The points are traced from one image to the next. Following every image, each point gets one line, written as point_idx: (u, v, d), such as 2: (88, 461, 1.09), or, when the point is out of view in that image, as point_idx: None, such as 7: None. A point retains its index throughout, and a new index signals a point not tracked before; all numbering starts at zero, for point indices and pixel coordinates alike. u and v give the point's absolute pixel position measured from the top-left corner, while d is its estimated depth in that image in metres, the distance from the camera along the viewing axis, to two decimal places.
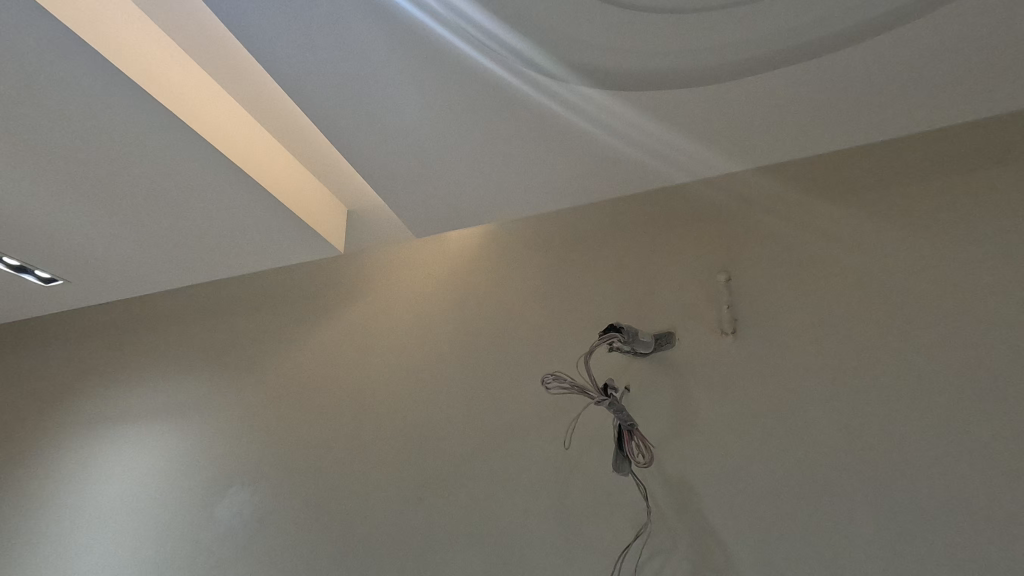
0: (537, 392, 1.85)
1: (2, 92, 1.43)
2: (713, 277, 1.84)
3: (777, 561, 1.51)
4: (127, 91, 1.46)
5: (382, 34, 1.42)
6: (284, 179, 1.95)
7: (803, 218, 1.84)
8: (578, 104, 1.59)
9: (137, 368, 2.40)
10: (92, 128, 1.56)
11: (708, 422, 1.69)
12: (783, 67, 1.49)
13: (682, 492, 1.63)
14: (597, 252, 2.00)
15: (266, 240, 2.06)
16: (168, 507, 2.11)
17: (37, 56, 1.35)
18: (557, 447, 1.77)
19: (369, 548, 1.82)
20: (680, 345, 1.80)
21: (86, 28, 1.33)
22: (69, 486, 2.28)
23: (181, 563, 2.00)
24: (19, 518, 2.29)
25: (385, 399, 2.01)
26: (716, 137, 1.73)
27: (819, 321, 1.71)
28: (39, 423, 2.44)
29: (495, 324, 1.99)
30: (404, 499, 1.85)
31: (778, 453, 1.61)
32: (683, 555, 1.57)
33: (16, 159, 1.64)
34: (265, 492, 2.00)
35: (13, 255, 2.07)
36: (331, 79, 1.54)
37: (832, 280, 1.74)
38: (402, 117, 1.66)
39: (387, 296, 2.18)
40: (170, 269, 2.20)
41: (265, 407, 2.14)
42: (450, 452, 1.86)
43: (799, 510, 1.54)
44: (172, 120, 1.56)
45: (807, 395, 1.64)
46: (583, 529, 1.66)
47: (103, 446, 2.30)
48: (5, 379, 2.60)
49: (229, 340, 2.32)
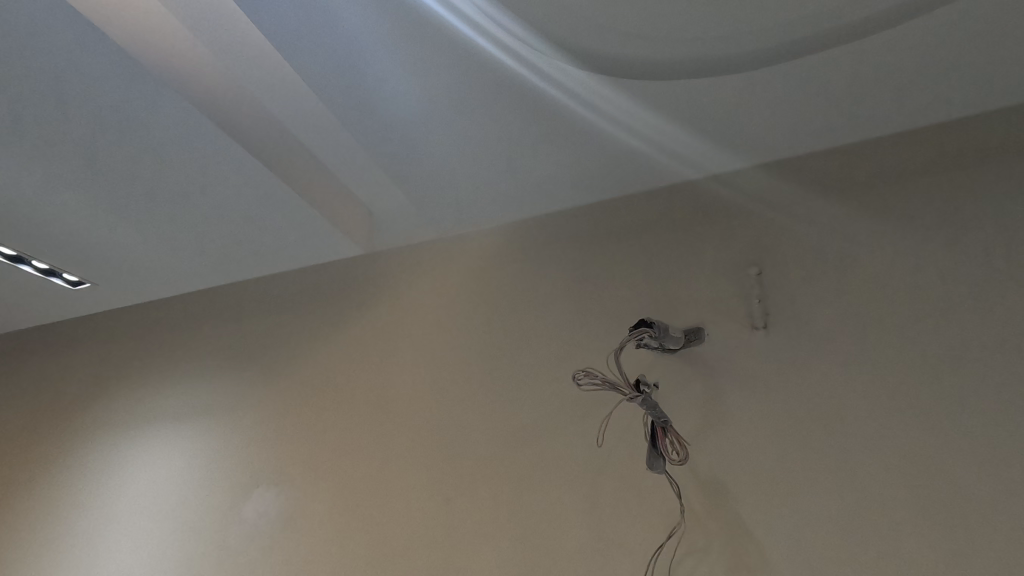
0: (565, 389, 1.83)
1: (33, 94, 1.44)
2: (744, 270, 1.80)
3: (817, 560, 1.46)
4: (153, 89, 1.46)
5: (404, 29, 1.41)
6: (308, 178, 1.95)
7: (837, 208, 1.79)
8: (603, 97, 1.56)
9: (163, 370, 2.42)
10: (119, 129, 1.56)
11: (741, 418, 1.65)
12: (817, 54, 1.45)
13: (716, 491, 1.59)
14: (622, 246, 1.97)
15: (290, 240, 2.07)
16: (195, 508, 2.12)
17: (64, 57, 1.35)
18: (585, 445, 1.74)
19: (398, 548, 1.81)
20: (711, 340, 1.76)
21: (114, 28, 1.34)
22: (97, 486, 2.30)
23: (209, 564, 2.00)
24: (50, 519, 2.31)
25: (409, 399, 2.00)
26: (745, 127, 1.69)
27: (856, 314, 1.66)
28: (68, 425, 2.47)
29: (520, 321, 1.97)
30: (430, 498, 1.84)
31: (817, 450, 1.56)
32: (718, 556, 1.53)
33: (48, 162, 1.66)
34: (291, 492, 2.00)
35: (42, 259, 2.10)
36: (353, 75, 1.52)
37: (867, 272, 1.69)
38: (425, 114, 1.64)
39: (410, 296, 2.16)
40: (195, 271, 2.21)
41: (291, 407, 2.14)
42: (476, 451, 1.85)
43: (839, 508, 1.49)
44: (196, 119, 1.56)
45: (845, 390, 1.59)
46: (615, 527, 1.63)
47: (131, 448, 2.32)
48: (35, 381, 2.63)
49: (254, 341, 2.32)
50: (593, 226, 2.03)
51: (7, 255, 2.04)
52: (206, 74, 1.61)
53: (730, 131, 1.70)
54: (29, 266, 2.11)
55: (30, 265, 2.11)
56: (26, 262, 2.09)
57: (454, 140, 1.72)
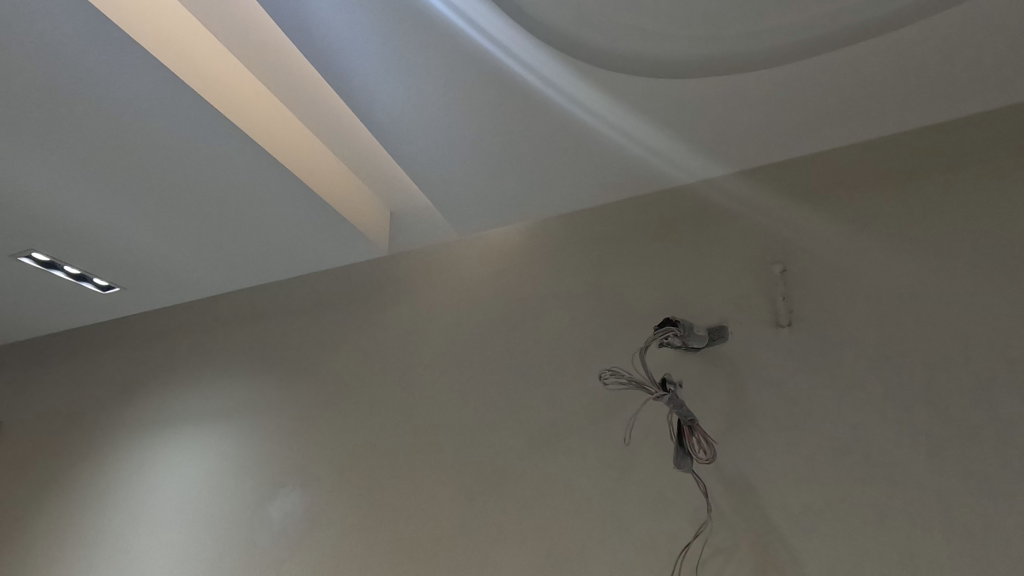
0: (588, 390, 1.83)
1: (69, 105, 1.49)
2: (769, 268, 1.79)
3: (847, 561, 1.45)
4: (182, 96, 1.49)
5: (427, 35, 1.42)
6: (331, 181, 1.98)
7: (862, 204, 1.77)
8: (624, 95, 1.56)
9: (189, 372, 2.46)
10: (148, 136, 1.60)
11: (768, 417, 1.64)
12: (841, 51, 1.44)
13: (743, 491, 1.58)
14: (643, 245, 1.97)
15: (313, 242, 2.10)
16: (223, 509, 2.15)
17: (98, 68, 1.40)
18: (610, 444, 1.74)
19: (423, 548, 1.82)
20: (735, 339, 1.75)
21: (146, 36, 1.37)
22: (127, 487, 2.34)
23: (238, 564, 2.03)
24: (82, 520, 2.36)
25: (431, 400, 2.02)
26: (765, 125, 1.69)
27: (883, 311, 1.64)
28: (98, 427, 2.52)
29: (541, 322, 1.98)
30: (453, 498, 1.85)
31: (846, 449, 1.54)
32: (747, 556, 1.51)
33: (81, 169, 1.71)
34: (317, 493, 2.03)
35: (74, 264, 2.17)
36: (375, 79, 1.54)
37: (894, 269, 1.67)
38: (446, 116, 1.65)
39: (432, 297, 2.18)
40: (221, 275, 2.26)
41: (315, 408, 2.17)
42: (500, 451, 1.86)
43: (869, 509, 1.47)
44: (222, 124, 1.59)
45: (873, 388, 1.57)
46: (640, 527, 1.63)
47: (160, 449, 2.36)
48: (65, 384, 2.69)
49: (278, 343, 2.36)
50: (614, 226, 2.03)
51: (41, 261, 2.14)
52: (233, 81, 1.64)
53: (752, 129, 1.69)
54: (61, 270, 2.20)
55: (63, 269, 2.20)
56: (59, 267, 2.19)
57: (475, 141, 1.74)
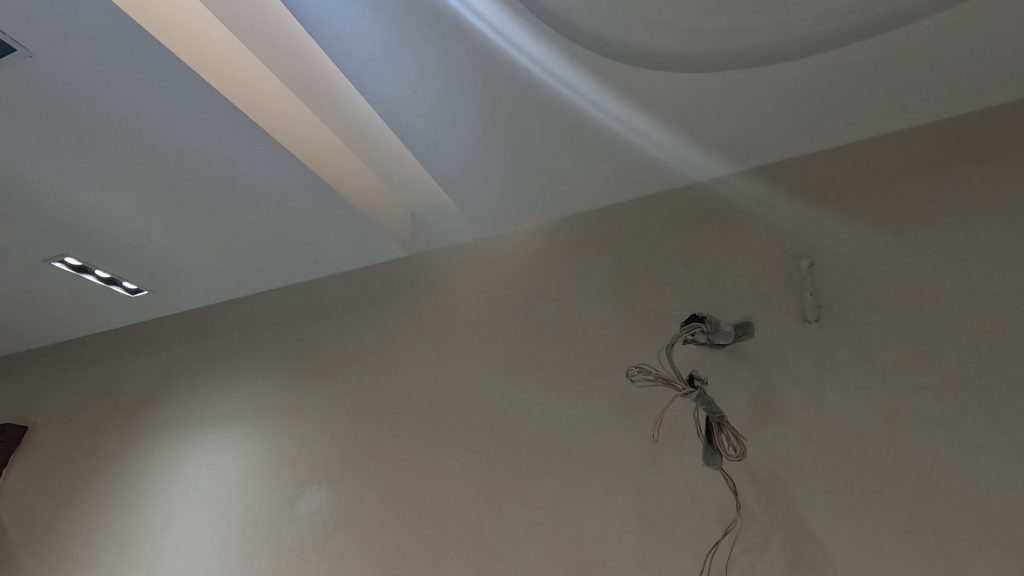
0: (611, 387, 1.83)
1: (102, 110, 1.53)
2: (794, 262, 1.77)
3: (881, 560, 1.42)
4: (211, 101, 1.53)
5: (449, 34, 1.43)
6: (354, 183, 2.01)
7: (889, 195, 1.74)
8: (645, 89, 1.55)
9: (215, 373, 2.50)
10: (178, 140, 1.64)
11: (796, 413, 1.61)
12: (868, 40, 1.42)
13: (772, 488, 1.56)
14: (664, 242, 1.96)
15: (336, 243, 2.12)
16: (251, 508, 2.18)
17: (131, 74, 1.43)
18: (636, 442, 1.73)
19: (448, 546, 1.83)
20: (761, 334, 1.73)
21: (178, 44, 1.41)
22: (157, 487, 2.39)
23: (266, 563, 2.05)
24: (114, 518, 2.40)
25: (454, 399, 2.03)
26: (788, 118, 1.67)
27: (913, 305, 1.60)
28: (127, 428, 2.57)
29: (562, 319, 1.98)
30: (478, 496, 1.86)
31: (877, 445, 1.51)
32: (777, 555, 1.49)
33: (112, 174, 1.75)
34: (343, 492, 2.05)
35: (104, 268, 2.21)
36: (398, 79, 1.56)
37: (924, 261, 1.63)
38: (468, 116, 1.66)
39: (453, 296, 2.19)
40: (245, 277, 2.30)
41: (340, 408, 2.19)
42: (523, 449, 1.86)
43: (903, 507, 1.44)
44: (249, 127, 1.62)
45: (904, 384, 1.54)
46: (667, 525, 1.62)
47: (188, 449, 2.40)
48: (94, 386, 2.75)
49: (301, 342, 2.39)
50: (635, 222, 2.02)
51: (73, 266, 2.19)
52: (259, 84, 1.67)
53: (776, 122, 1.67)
54: (92, 274, 2.25)
55: (93, 273, 2.25)
56: (90, 272, 2.24)
57: (496, 139, 1.74)
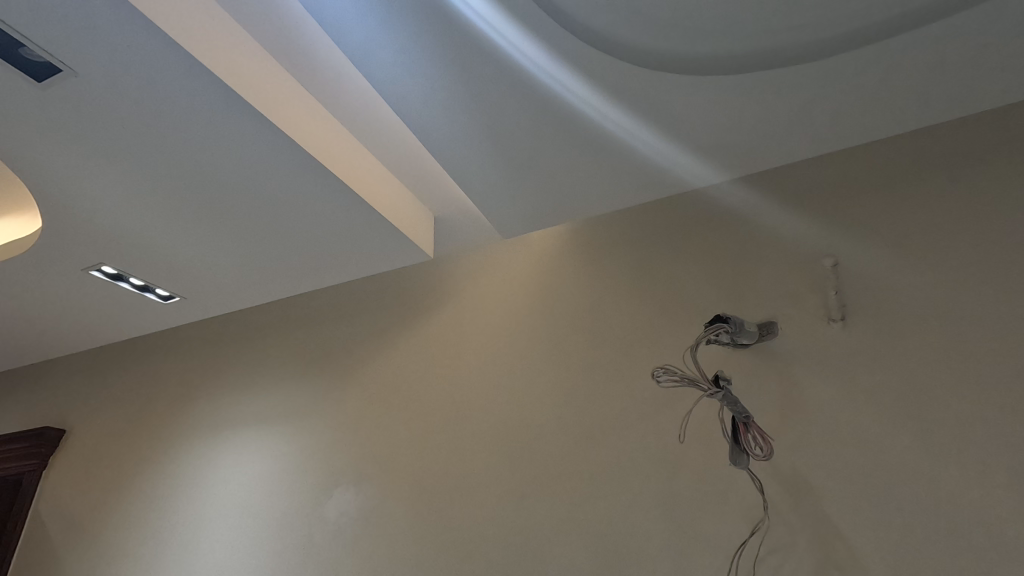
0: (634, 389, 1.84)
1: (141, 124, 1.59)
2: (817, 262, 1.77)
3: (910, 560, 1.41)
4: (242, 113, 1.58)
5: (470, 44, 1.46)
6: (378, 189, 2.06)
7: (914, 192, 1.72)
8: (665, 91, 1.57)
9: (244, 377, 2.56)
10: (211, 151, 1.70)
11: (824, 413, 1.61)
12: (889, 39, 1.43)
13: (799, 488, 1.56)
14: (686, 243, 1.97)
15: (361, 248, 2.17)
16: (280, 509, 2.23)
17: (167, 88, 1.50)
18: (661, 443, 1.75)
19: (475, 545, 1.86)
20: (785, 334, 1.73)
21: (211, 58, 1.47)
22: (189, 488, 2.45)
23: (296, 563, 2.10)
24: (149, 519, 2.48)
25: (479, 401, 2.06)
26: (807, 119, 1.68)
27: (939, 303, 1.59)
28: (160, 431, 2.65)
29: (584, 321, 2.00)
30: (504, 496, 1.89)
31: (908, 445, 1.50)
32: (805, 554, 1.50)
33: (149, 185, 1.82)
34: (370, 492, 2.09)
35: (139, 276, 2.29)
36: (421, 88, 1.59)
37: (949, 258, 1.62)
38: (489, 124, 1.69)
39: (475, 300, 2.22)
40: (273, 284, 2.36)
41: (366, 410, 2.24)
42: (548, 450, 1.88)
43: (933, 506, 1.44)
44: (277, 136, 1.67)
45: (931, 382, 1.53)
46: (694, 525, 1.63)
47: (220, 451, 2.46)
48: (128, 390, 2.83)
49: (327, 347, 2.44)
50: (655, 224, 2.04)
51: (109, 274, 2.27)
52: (287, 95, 1.72)
53: (797, 122, 1.68)
54: (127, 282, 2.33)
55: (128, 281, 2.33)
56: (125, 279, 2.32)
57: (517, 146, 1.77)
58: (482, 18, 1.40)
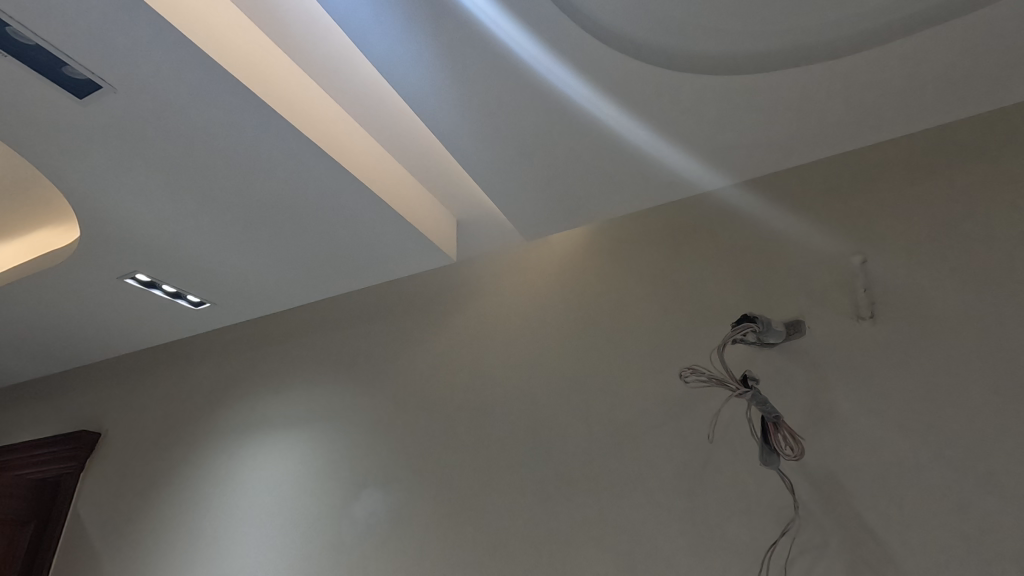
0: (660, 390, 1.84)
1: (176, 135, 1.64)
2: (845, 259, 1.75)
3: (947, 562, 1.39)
4: (272, 123, 1.62)
5: (493, 50, 1.47)
6: (401, 195, 2.08)
7: (944, 187, 1.69)
8: (688, 92, 1.56)
9: (273, 380, 2.61)
10: (241, 160, 1.74)
11: (854, 412, 1.59)
12: (920, 32, 1.40)
13: (830, 488, 1.55)
14: (709, 243, 1.96)
15: (385, 253, 2.20)
16: (310, 510, 2.27)
17: (200, 101, 1.54)
18: (687, 443, 1.75)
19: (502, 545, 1.88)
20: (812, 333, 1.71)
21: (241, 69, 1.51)
22: (221, 490, 2.51)
23: (326, 563, 2.14)
24: (182, 520, 2.54)
25: (504, 402, 2.08)
26: (833, 116, 1.66)
27: (972, 300, 1.56)
28: (191, 434, 2.71)
29: (607, 322, 2.01)
30: (531, 497, 1.90)
31: (943, 445, 1.48)
32: (838, 555, 1.48)
33: (182, 195, 1.87)
34: (397, 493, 2.12)
35: (171, 283, 2.36)
36: (443, 95, 1.61)
37: (982, 253, 1.59)
38: (511, 129, 1.70)
39: (498, 302, 2.25)
40: (300, 289, 2.41)
41: (392, 412, 2.27)
42: (574, 450, 1.90)
43: (968, 506, 1.41)
44: (304, 145, 1.70)
45: (965, 381, 1.50)
46: (722, 525, 1.62)
47: (250, 454, 2.51)
48: (160, 394, 2.91)
49: (353, 350, 2.48)
50: (677, 225, 2.04)
51: (143, 281, 2.34)
52: (313, 103, 1.76)
53: (824, 119, 1.66)
54: (160, 289, 2.40)
55: (161, 288, 2.39)
56: (158, 287, 2.38)
57: (540, 150, 1.78)
58: (498, 25, 1.41)
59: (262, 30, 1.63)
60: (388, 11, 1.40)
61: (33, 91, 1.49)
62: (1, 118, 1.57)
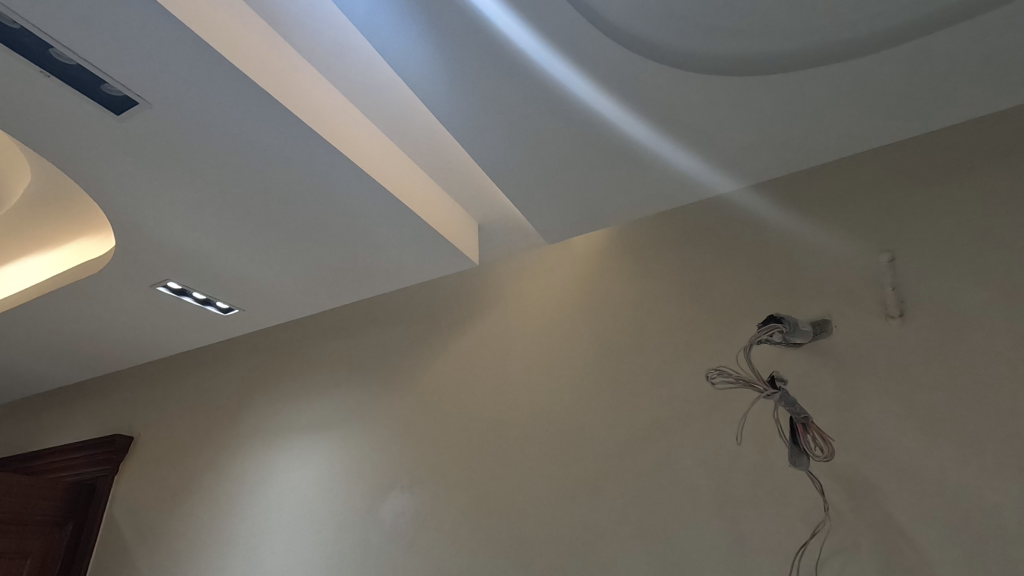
0: (685, 391, 1.84)
1: (207, 147, 1.69)
2: (872, 257, 1.73)
3: (982, 564, 1.36)
4: (298, 133, 1.66)
5: (515, 58, 1.49)
6: (424, 200, 2.11)
7: (972, 183, 1.67)
8: (709, 93, 1.56)
9: (299, 384, 2.67)
10: (268, 169, 1.78)
11: (884, 412, 1.57)
12: (948, 28, 1.38)
13: (861, 489, 1.53)
14: (733, 243, 1.95)
15: (409, 258, 2.24)
16: (337, 511, 2.31)
17: (229, 113, 1.58)
18: (713, 444, 1.74)
19: (529, 546, 1.89)
20: (840, 333, 1.70)
21: (268, 81, 1.55)
22: (251, 491, 2.57)
23: (353, 564, 2.18)
24: (214, 520, 2.60)
25: (528, 404, 2.09)
26: (858, 114, 1.64)
27: (1005, 298, 1.53)
28: (221, 437, 2.77)
29: (631, 324, 2.01)
30: (555, 498, 1.91)
31: (977, 445, 1.45)
32: (870, 556, 1.47)
33: (212, 204, 1.92)
34: (423, 495, 2.15)
35: (201, 291, 2.42)
36: (466, 104, 1.63)
37: (1015, 250, 1.55)
38: (532, 136, 1.72)
39: (521, 305, 2.26)
40: (325, 295, 2.45)
41: (417, 414, 2.30)
42: (599, 452, 1.90)
43: (1005, 508, 1.38)
44: (330, 154, 1.74)
45: (999, 381, 1.47)
46: (751, 526, 1.61)
47: (279, 456, 2.56)
48: (190, 398, 2.98)
49: (378, 353, 2.52)
50: (699, 225, 2.03)
51: (174, 289, 2.40)
52: (337, 113, 1.80)
53: (848, 116, 1.64)
54: (191, 296, 2.46)
55: (192, 295, 2.46)
56: (188, 294, 2.44)
57: (562, 155, 1.79)
58: (521, 37, 1.44)
59: (290, 44, 1.68)
60: (412, 25, 1.43)
61: (73, 108, 1.54)
62: (42, 135, 1.63)
